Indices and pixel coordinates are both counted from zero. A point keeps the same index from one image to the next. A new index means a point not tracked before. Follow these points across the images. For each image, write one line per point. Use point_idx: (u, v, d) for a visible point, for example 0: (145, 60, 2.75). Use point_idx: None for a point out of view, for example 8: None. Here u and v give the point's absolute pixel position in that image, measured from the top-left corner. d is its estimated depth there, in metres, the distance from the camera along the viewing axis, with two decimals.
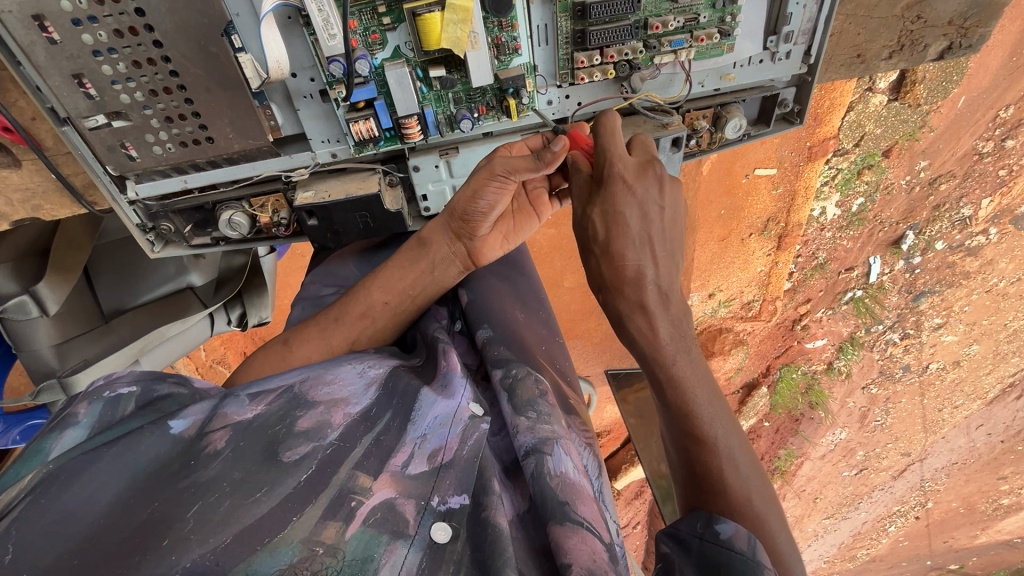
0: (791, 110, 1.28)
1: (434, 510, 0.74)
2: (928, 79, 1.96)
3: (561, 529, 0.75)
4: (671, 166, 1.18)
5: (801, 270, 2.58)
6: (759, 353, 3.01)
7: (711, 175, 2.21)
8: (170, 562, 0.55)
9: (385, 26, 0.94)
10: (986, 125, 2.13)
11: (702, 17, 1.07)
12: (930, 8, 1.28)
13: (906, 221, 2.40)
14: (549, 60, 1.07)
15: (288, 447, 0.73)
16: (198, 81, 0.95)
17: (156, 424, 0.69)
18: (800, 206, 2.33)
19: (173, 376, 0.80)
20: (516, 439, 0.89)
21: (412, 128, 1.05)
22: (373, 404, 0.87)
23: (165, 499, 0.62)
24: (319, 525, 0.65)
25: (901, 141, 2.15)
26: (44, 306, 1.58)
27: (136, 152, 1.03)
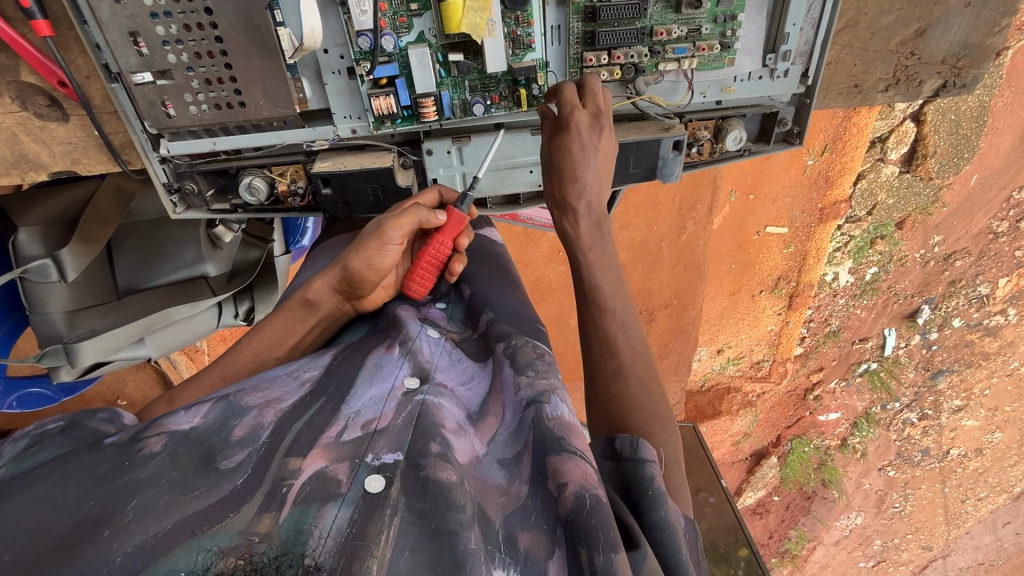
0: (791, 130, 1.35)
1: (368, 465, 0.76)
2: (939, 155, 2.34)
3: (558, 457, 0.78)
4: (670, 167, 1.26)
5: (813, 335, 3.01)
6: (769, 419, 3.46)
7: (723, 230, 2.66)
8: (113, 547, 0.64)
9: (412, 12, 1.04)
10: (1003, 206, 2.53)
11: (703, 29, 1.16)
12: (925, 45, 1.37)
13: (923, 295, 2.80)
14: (560, 59, 1.16)
15: (225, 456, 0.79)
16: (239, 48, 1.05)
17: (90, 447, 0.79)
18: (811, 266, 2.76)
19: (101, 415, 0.90)
20: (517, 395, 0.91)
21: (428, 108, 1.13)
22: (306, 395, 0.94)
23: (99, 498, 0.71)
24: (254, 519, 0.68)
25: (915, 214, 2.54)
26: (64, 272, 1.66)
27: (174, 111, 1.11)
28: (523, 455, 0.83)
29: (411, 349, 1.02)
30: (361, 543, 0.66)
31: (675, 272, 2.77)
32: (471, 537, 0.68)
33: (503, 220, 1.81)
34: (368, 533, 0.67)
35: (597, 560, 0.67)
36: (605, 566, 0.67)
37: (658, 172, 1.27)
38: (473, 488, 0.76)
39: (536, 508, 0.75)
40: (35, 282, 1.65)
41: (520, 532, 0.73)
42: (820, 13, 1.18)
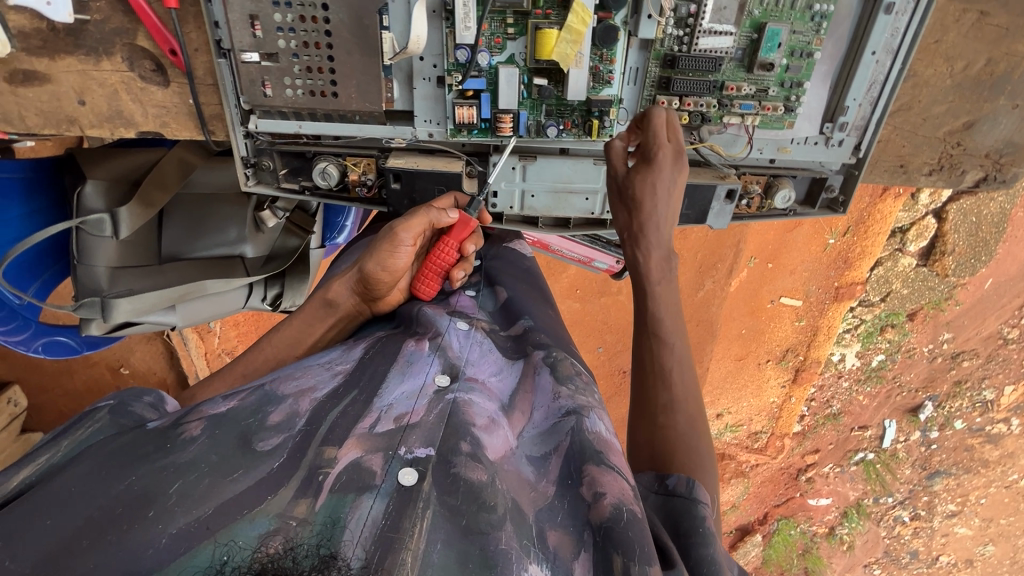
0: (836, 198, 1.42)
1: (401, 457, 0.75)
2: (957, 254, 2.51)
3: (597, 468, 0.79)
4: (721, 214, 1.32)
5: (814, 416, 3.20)
6: (759, 495, 3.64)
7: (739, 290, 2.68)
8: (156, 530, 0.61)
9: (508, 35, 1.13)
10: (1012, 316, 2.80)
11: (770, 91, 1.24)
12: (971, 138, 1.45)
13: (928, 392, 3.03)
14: (634, 97, 1.24)
15: (261, 438, 0.76)
16: (344, 44, 1.14)
17: (134, 429, 0.78)
18: (820, 342, 2.86)
19: (146, 398, 0.89)
20: (553, 402, 0.92)
21: (506, 123, 1.20)
22: (339, 385, 0.91)
23: (141, 477, 0.68)
24: (291, 503, 0.66)
25: (928, 307, 2.73)
26: (118, 228, 1.70)
27: (270, 91, 1.19)
28: (552, 456, 0.85)
29: (442, 346, 1.02)
30: (396, 535, 0.64)
31: (687, 329, 2.81)
32: (506, 539, 0.68)
33: (534, 249, 1.85)
34: (404, 528, 0.65)
35: (632, 570, 0.67)
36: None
37: (708, 217, 1.33)
38: (505, 485, 0.77)
39: (565, 512, 0.77)
40: (88, 234, 1.68)
41: (548, 532, 0.74)
42: (881, 92, 1.26)
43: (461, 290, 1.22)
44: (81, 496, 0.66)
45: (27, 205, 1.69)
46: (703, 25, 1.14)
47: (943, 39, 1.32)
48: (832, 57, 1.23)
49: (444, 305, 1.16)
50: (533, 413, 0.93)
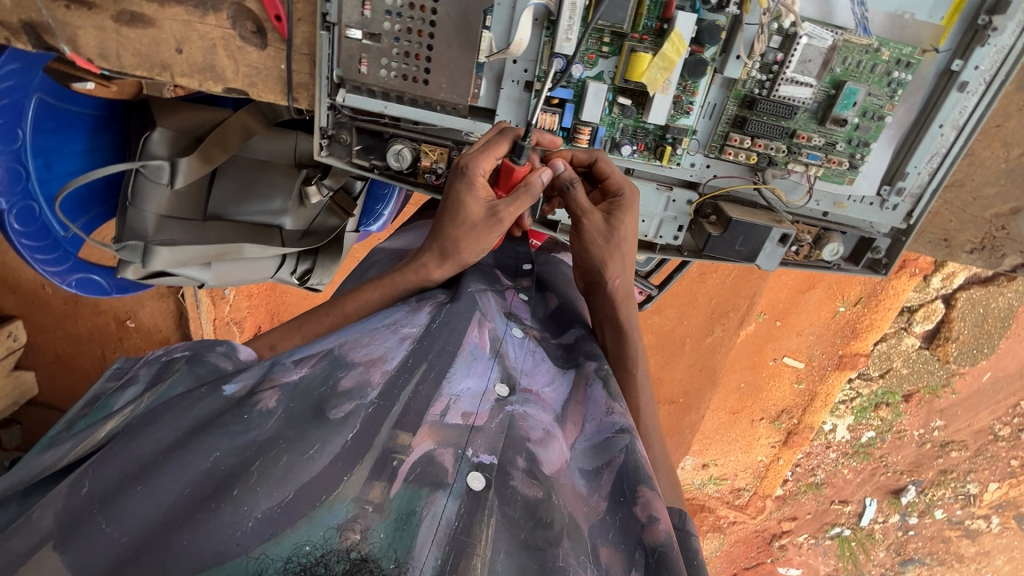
0: (880, 259, 1.45)
1: (469, 460, 0.77)
2: (961, 342, 2.71)
3: (651, 492, 0.81)
4: (771, 256, 1.36)
5: (797, 483, 3.29)
6: (731, 553, 3.67)
7: (742, 348, 2.78)
8: (243, 511, 0.63)
9: (602, 53, 1.18)
10: (1006, 411, 2.99)
11: (837, 146, 1.29)
12: (1016, 224, 1.49)
13: (912, 476, 3.22)
14: (707, 131, 1.28)
15: (334, 407, 0.78)
16: (445, 36, 1.18)
17: (210, 387, 0.78)
18: (816, 408, 2.97)
19: (220, 347, 0.90)
20: (606, 417, 0.92)
21: (583, 135, 1.25)
22: (409, 357, 0.91)
23: (225, 452, 0.69)
24: (366, 485, 0.69)
25: (924, 391, 2.91)
26: (173, 177, 1.73)
27: (365, 69, 1.23)
28: (604, 472, 0.86)
29: (501, 345, 0.99)
30: (468, 539, 0.67)
31: (689, 371, 2.84)
32: (566, 556, 0.70)
33: None
34: (475, 533, 0.68)
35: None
36: None
37: (758, 257, 1.36)
38: (563, 500, 0.78)
39: (616, 529, 0.79)
40: (146, 179, 1.72)
41: (600, 549, 0.76)
42: (940, 163, 1.30)
43: (515, 289, 1.17)
44: (168, 462, 0.68)
45: (91, 142, 1.71)
46: (786, 73, 1.19)
47: (1005, 124, 1.38)
48: (901, 123, 1.28)
49: (501, 299, 1.11)
50: (584, 425, 0.93)
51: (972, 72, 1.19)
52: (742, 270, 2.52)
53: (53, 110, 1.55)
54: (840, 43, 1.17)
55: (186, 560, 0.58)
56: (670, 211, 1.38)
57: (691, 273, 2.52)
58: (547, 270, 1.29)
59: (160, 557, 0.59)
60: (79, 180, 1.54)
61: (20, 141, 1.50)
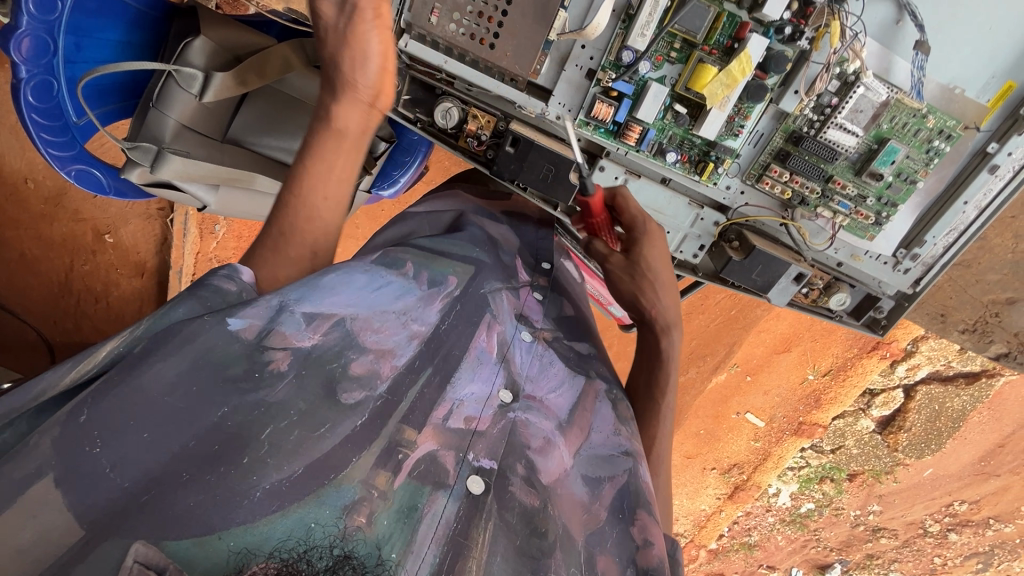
0: (878, 320, 1.50)
1: (469, 463, 0.74)
2: (913, 434, 2.83)
3: (648, 517, 0.84)
4: (782, 292, 1.39)
5: (731, 541, 3.34)
6: None
7: (709, 397, 2.82)
8: (252, 482, 0.60)
9: (670, 58, 1.21)
10: (941, 507, 3.09)
11: (868, 200, 1.33)
12: (1009, 315, 1.56)
13: (841, 554, 3.31)
14: (749, 158, 1.32)
15: (344, 390, 0.73)
16: (521, 4, 1.18)
17: (215, 318, 0.70)
18: (766, 467, 3.00)
19: (223, 270, 0.83)
20: (611, 435, 0.92)
21: (632, 133, 1.26)
22: (416, 356, 0.84)
23: (236, 409, 0.65)
24: (372, 472, 0.66)
25: (869, 474, 3.00)
26: (205, 92, 1.69)
27: (435, 18, 1.23)
28: (605, 483, 0.85)
29: (508, 352, 0.94)
30: (466, 541, 0.66)
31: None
32: (557, 567, 0.70)
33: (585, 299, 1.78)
34: (473, 535, 0.67)
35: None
36: None
37: (771, 290, 1.39)
38: (558, 511, 0.77)
39: (611, 541, 0.79)
40: (174, 84, 1.67)
41: (596, 558, 0.75)
42: (956, 240, 1.35)
43: (530, 287, 1.12)
44: (179, 408, 0.62)
45: (126, 36, 1.66)
46: (837, 118, 1.22)
47: (1020, 217, 1.43)
48: (930, 191, 1.33)
49: (515, 299, 1.06)
50: (590, 434, 0.91)
51: (1004, 157, 1.24)
52: (728, 316, 2.58)
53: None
54: (893, 102, 1.21)
55: (191, 520, 0.55)
56: (696, 228, 1.40)
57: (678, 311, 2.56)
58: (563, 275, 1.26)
59: (162, 512, 0.55)
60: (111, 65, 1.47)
61: (57, 13, 1.44)
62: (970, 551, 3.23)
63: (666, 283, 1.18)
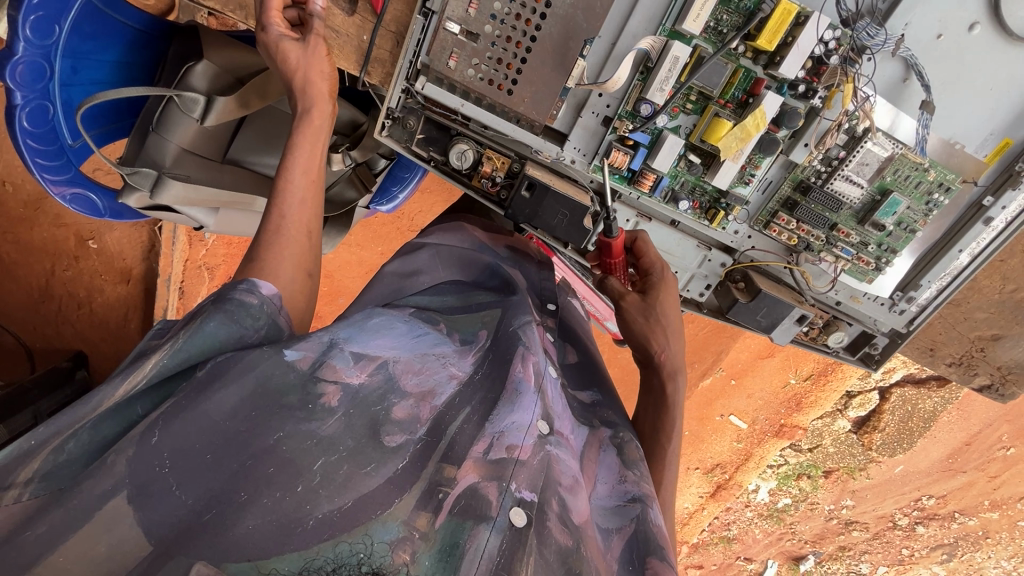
0: (872, 355, 1.56)
1: (512, 495, 0.78)
2: (885, 432, 2.93)
3: (662, 563, 0.87)
4: (784, 332, 1.43)
5: (712, 535, 3.45)
6: None
7: (693, 401, 2.88)
8: (306, 511, 0.66)
9: (685, 109, 1.22)
10: (909, 501, 3.24)
11: (869, 247, 1.38)
12: (994, 350, 1.64)
13: (815, 546, 3.44)
14: (758, 204, 1.35)
15: (387, 432, 0.78)
16: (542, 53, 1.18)
17: (274, 348, 0.76)
18: (748, 467, 3.07)
19: (243, 284, 0.80)
20: (620, 483, 0.98)
21: (646, 181, 1.28)
22: (455, 395, 0.91)
23: (288, 435, 0.70)
24: (414, 513, 0.71)
25: (844, 470, 3.12)
26: (206, 115, 1.64)
27: (453, 63, 1.22)
28: (615, 534, 0.91)
29: (544, 383, 0.97)
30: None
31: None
32: None
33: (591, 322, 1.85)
34: (517, 569, 0.71)
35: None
36: None
37: (773, 330, 1.43)
38: (590, 551, 0.80)
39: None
40: (175, 108, 1.62)
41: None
42: (949, 283, 1.41)
43: (546, 328, 1.20)
44: (239, 433, 0.69)
45: (124, 56, 1.60)
46: (845, 170, 1.26)
47: (1008, 261, 1.50)
48: (927, 239, 1.38)
49: (540, 334, 1.11)
50: (596, 485, 0.98)
51: (998, 211, 1.29)
52: (717, 325, 2.62)
53: (95, 13, 1.45)
54: (897, 156, 1.25)
55: (252, 541, 0.62)
56: (702, 268, 1.45)
57: None
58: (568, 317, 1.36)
59: (222, 535, 0.61)
60: (111, 94, 1.43)
61: (55, 37, 1.39)
62: (935, 542, 3.40)
63: (672, 329, 1.24)
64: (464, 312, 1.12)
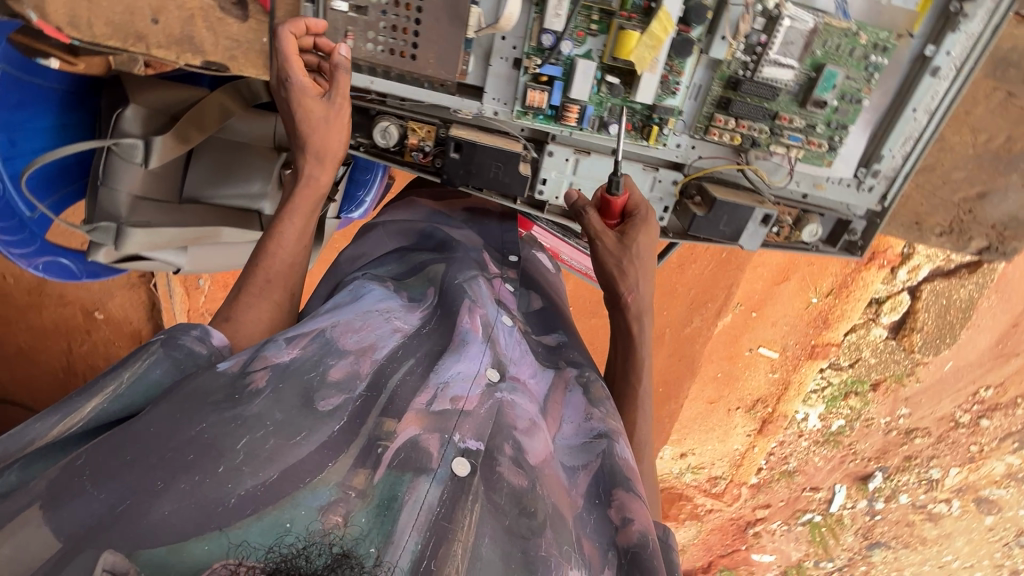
0: (855, 241, 1.50)
1: (455, 445, 0.84)
2: (925, 333, 2.81)
3: (627, 493, 0.89)
4: (753, 236, 1.39)
5: (771, 472, 3.43)
6: (709, 540, 3.85)
7: (718, 339, 2.91)
8: (227, 489, 0.69)
9: (591, 31, 1.19)
10: (969, 398, 3.10)
11: (818, 128, 1.32)
12: (982, 208, 1.57)
13: (880, 463, 3.34)
14: (692, 112, 1.30)
15: (322, 397, 0.84)
16: (433, 9, 1.17)
17: (207, 369, 0.83)
18: (790, 397, 3.10)
19: (196, 329, 0.87)
20: (586, 422, 1.01)
21: (572, 113, 1.25)
22: (398, 348, 0.99)
23: (212, 424, 0.75)
24: (350, 473, 0.76)
25: (890, 380, 3.00)
26: (148, 157, 1.66)
27: (351, 42, 1.21)
28: (581, 471, 0.94)
29: (492, 331, 1.06)
30: (450, 525, 0.74)
31: (668, 361, 2.99)
32: (547, 545, 0.78)
33: None
34: (457, 517, 0.76)
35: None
36: None
37: (741, 237, 1.39)
38: (546, 490, 0.85)
39: (589, 526, 0.86)
40: (117, 158, 1.65)
41: (580, 539, 0.84)
42: (914, 147, 1.34)
43: (502, 278, 1.24)
44: (159, 434, 0.72)
45: (61, 119, 1.63)
46: (770, 55, 1.21)
47: (972, 110, 1.47)
48: (875, 107, 1.32)
49: (491, 287, 1.19)
50: (562, 424, 1.02)
51: (943, 58, 1.23)
52: (721, 260, 2.64)
53: (14, 83, 1.49)
54: (821, 26, 1.19)
55: (166, 527, 0.64)
56: (655, 191, 1.40)
57: (670, 264, 2.65)
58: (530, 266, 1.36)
59: (136, 523, 0.63)
60: (66, 150, 1.49)
61: None
62: (1004, 433, 3.23)
63: (648, 269, 1.23)
64: (406, 278, 1.19)
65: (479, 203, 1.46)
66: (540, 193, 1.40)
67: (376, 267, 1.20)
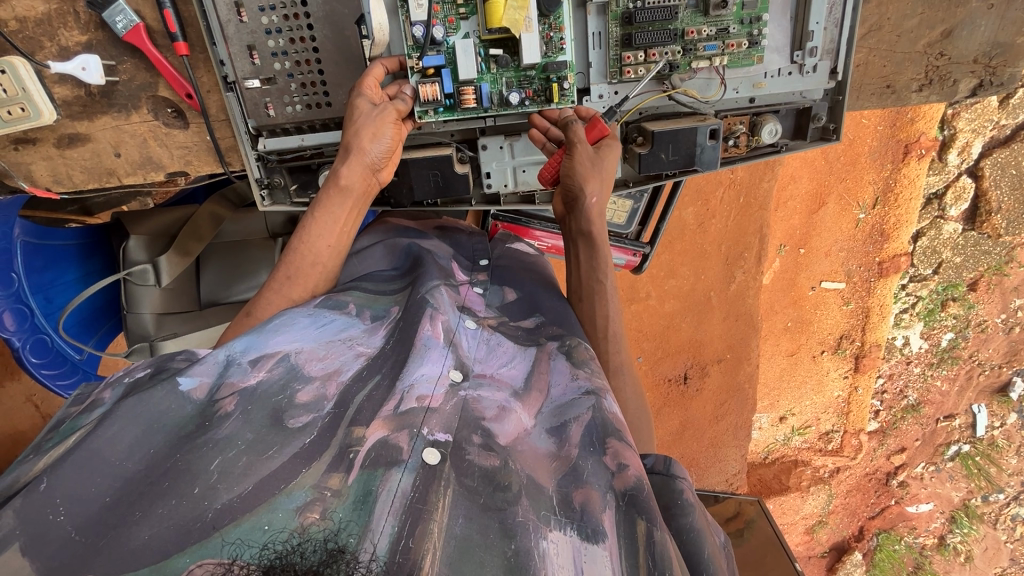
0: (827, 126, 1.41)
1: (424, 438, 0.79)
2: (1004, 212, 2.54)
3: (620, 442, 0.86)
4: (705, 153, 1.33)
5: (893, 411, 3.11)
6: (852, 509, 3.40)
7: (777, 287, 2.83)
8: (205, 505, 0.65)
9: (461, 15, 1.22)
10: None
11: (731, 29, 1.28)
12: (953, 46, 1.45)
13: (1013, 367, 2.90)
14: (601, 60, 1.32)
15: (291, 416, 0.80)
16: (330, 56, 1.29)
17: (167, 381, 0.79)
18: (875, 322, 2.86)
19: (181, 356, 0.87)
20: (573, 381, 0.96)
21: (468, 94, 1.25)
22: (363, 369, 0.94)
23: (185, 452, 0.72)
24: (324, 475, 0.71)
25: (989, 274, 2.69)
26: (160, 277, 1.77)
27: (273, 111, 1.33)
28: (573, 424, 0.89)
29: (455, 336, 1.01)
30: (425, 507, 0.70)
31: (726, 324, 2.81)
32: (524, 511, 0.73)
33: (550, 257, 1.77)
34: (432, 499, 0.71)
35: (654, 534, 0.76)
36: (660, 540, 0.76)
37: (698, 162, 1.34)
38: (520, 464, 0.81)
39: (588, 472, 0.81)
40: (135, 284, 1.75)
41: (573, 492, 0.78)
42: (842, 13, 1.29)
43: (470, 284, 1.21)
44: (134, 469, 0.71)
45: (82, 269, 1.74)
46: None
47: None
48: None
49: (455, 293, 1.14)
50: (550, 390, 0.96)
51: None
52: (741, 206, 2.56)
53: (40, 248, 1.55)
54: None
55: (146, 550, 0.61)
56: None
57: (688, 225, 2.58)
58: (505, 261, 1.31)
59: (117, 550, 0.61)
60: (94, 288, 1.60)
61: (17, 282, 1.46)
62: None
63: (610, 184, 1.24)
64: (393, 292, 1.15)
65: (451, 224, 1.42)
66: (488, 186, 1.43)
67: (371, 277, 1.21)
